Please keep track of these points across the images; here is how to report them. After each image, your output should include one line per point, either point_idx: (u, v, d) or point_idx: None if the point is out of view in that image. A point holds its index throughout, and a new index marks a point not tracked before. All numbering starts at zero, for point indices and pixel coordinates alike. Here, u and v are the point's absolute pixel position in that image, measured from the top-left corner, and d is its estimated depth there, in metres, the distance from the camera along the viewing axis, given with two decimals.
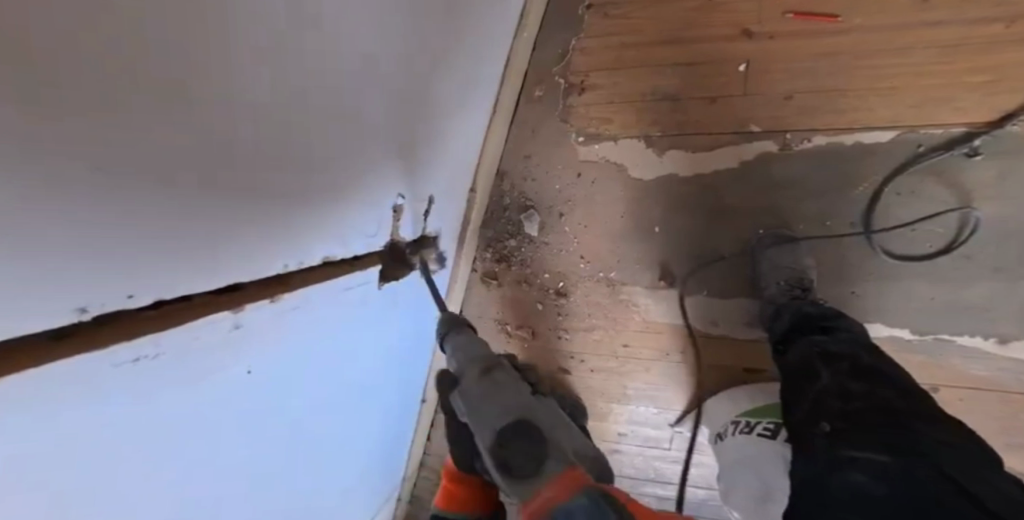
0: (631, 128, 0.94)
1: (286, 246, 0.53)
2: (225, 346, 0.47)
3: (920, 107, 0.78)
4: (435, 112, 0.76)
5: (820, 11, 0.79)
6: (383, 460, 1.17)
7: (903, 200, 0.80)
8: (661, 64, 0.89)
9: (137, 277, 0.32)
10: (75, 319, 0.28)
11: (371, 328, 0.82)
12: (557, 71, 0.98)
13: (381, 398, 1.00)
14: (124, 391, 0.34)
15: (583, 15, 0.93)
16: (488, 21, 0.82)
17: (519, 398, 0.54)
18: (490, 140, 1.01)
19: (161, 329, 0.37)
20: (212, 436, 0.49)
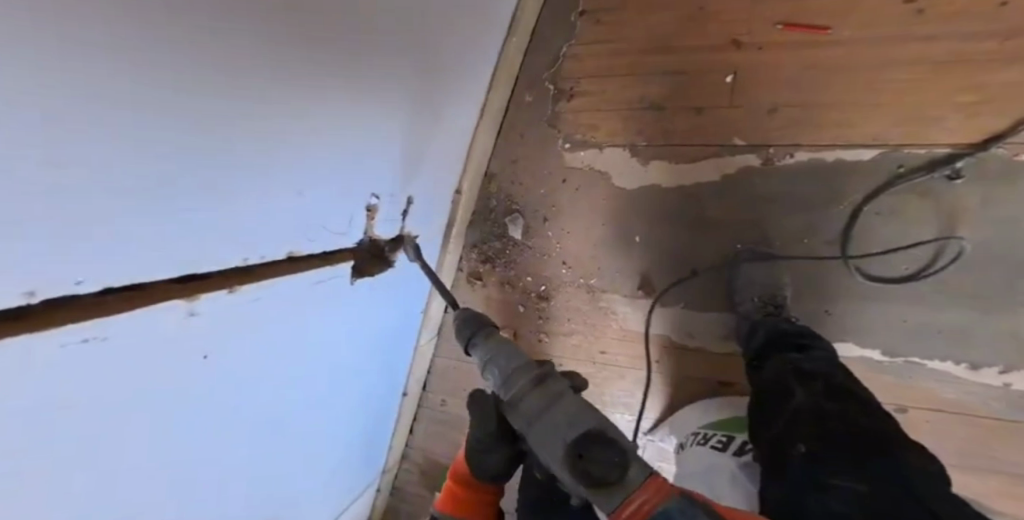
0: (617, 136, 0.93)
1: (255, 242, 0.51)
2: (181, 334, 0.45)
3: (906, 125, 0.77)
4: (420, 108, 0.75)
5: (813, 23, 0.78)
6: (360, 453, 1.17)
7: (881, 222, 0.80)
8: (650, 72, 0.88)
9: (93, 255, 0.31)
10: (23, 302, 0.28)
11: (343, 324, 0.81)
12: (548, 76, 0.97)
13: (356, 392, 0.98)
14: (59, 377, 0.32)
15: (575, 21, 0.93)
16: (482, 21, 0.82)
17: (584, 407, 0.54)
18: (477, 142, 1.01)
19: (116, 316, 0.36)
20: (166, 429, 0.47)
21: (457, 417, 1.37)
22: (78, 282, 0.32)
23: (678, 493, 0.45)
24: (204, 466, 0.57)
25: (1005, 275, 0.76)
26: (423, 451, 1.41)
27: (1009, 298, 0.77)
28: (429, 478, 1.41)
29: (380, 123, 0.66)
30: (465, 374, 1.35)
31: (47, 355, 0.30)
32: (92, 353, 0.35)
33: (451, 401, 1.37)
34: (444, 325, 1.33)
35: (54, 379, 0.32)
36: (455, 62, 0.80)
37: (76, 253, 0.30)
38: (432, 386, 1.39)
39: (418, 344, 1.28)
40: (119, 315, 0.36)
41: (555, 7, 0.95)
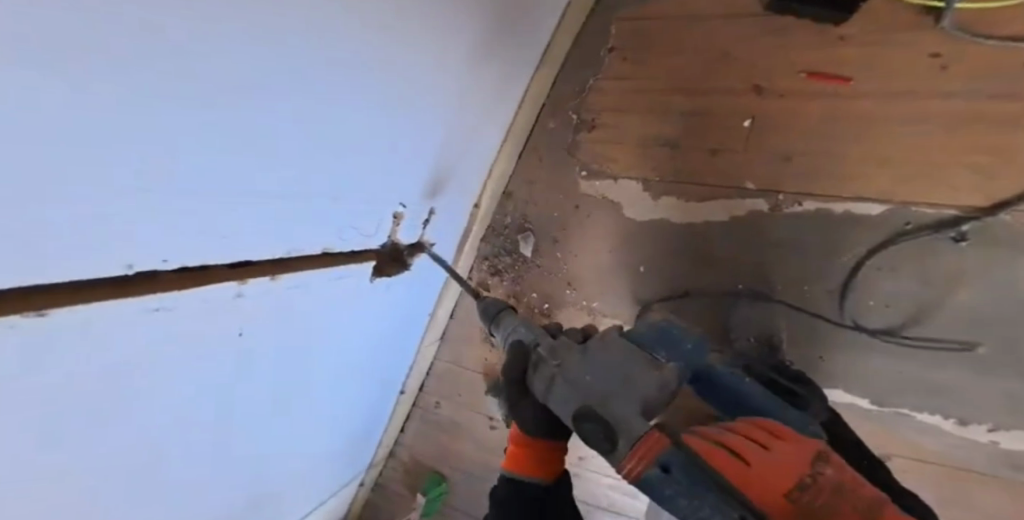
0: (632, 170, 0.96)
1: (250, 250, 0.57)
2: (225, 310, 0.59)
3: (911, 183, 0.75)
4: (419, 121, 0.75)
5: (836, 73, 0.76)
6: (347, 447, 1.23)
7: (882, 276, 0.80)
8: (668, 111, 0.90)
9: (128, 249, 0.40)
10: (123, 271, 0.42)
11: (338, 317, 0.85)
12: (572, 105, 1.01)
13: (355, 386, 1.08)
14: (129, 332, 0.46)
15: (604, 57, 0.96)
16: (504, 57, 0.88)
17: (573, 387, 0.64)
18: (499, 161, 1.07)
19: (184, 292, 0.51)
20: (202, 386, 0.62)
21: (451, 421, 1.37)
22: (127, 267, 0.41)
23: (664, 451, 0.54)
24: (196, 434, 0.65)
25: (1006, 348, 0.74)
26: (411, 449, 1.45)
27: (1001, 365, 0.75)
28: (412, 477, 1.45)
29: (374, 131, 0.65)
30: (462, 381, 1.34)
31: (127, 315, 0.45)
32: (131, 322, 0.46)
33: (445, 404, 1.38)
34: (447, 331, 1.33)
35: (91, 342, 0.42)
36: (460, 84, 0.80)
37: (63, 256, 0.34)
38: (430, 386, 1.39)
39: (419, 346, 1.29)
40: (155, 293, 0.47)
41: (587, 41, 0.98)
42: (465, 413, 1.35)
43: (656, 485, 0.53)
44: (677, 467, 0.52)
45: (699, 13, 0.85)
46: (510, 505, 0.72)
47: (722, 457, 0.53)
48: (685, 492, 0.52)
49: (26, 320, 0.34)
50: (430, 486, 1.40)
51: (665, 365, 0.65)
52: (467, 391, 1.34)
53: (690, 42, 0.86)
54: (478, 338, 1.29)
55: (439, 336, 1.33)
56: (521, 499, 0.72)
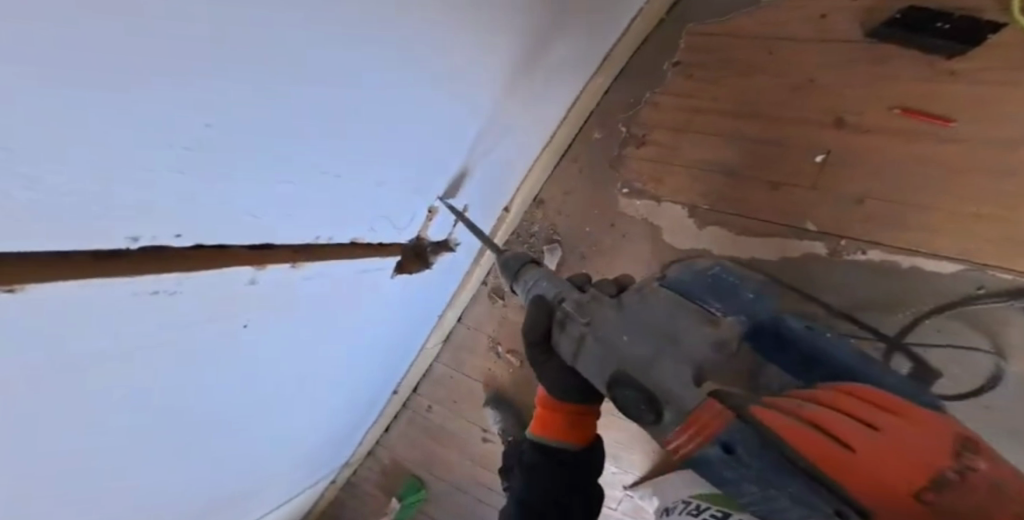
0: (679, 194, 0.89)
1: (262, 230, 0.51)
2: (237, 295, 0.55)
3: (1001, 245, 0.64)
4: (451, 104, 0.66)
5: (936, 112, 0.67)
6: (326, 445, 1.16)
7: (939, 338, 0.70)
8: (731, 135, 0.83)
9: (141, 220, 0.35)
10: (125, 244, 0.36)
11: (338, 308, 0.76)
12: (622, 119, 0.95)
13: (349, 387, 1.02)
14: (121, 314, 0.41)
15: (666, 70, 0.91)
16: (562, 52, 0.82)
17: (606, 346, 0.54)
18: (538, 164, 1.00)
19: (193, 276, 0.47)
20: (191, 372, 0.57)
21: (438, 428, 1.26)
22: (134, 240, 0.37)
23: (725, 429, 0.44)
24: (169, 423, 0.60)
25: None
26: (390, 453, 1.35)
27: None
28: (388, 481, 1.36)
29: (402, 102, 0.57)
30: (462, 390, 1.21)
31: (124, 296, 0.40)
32: (132, 302, 0.41)
33: (438, 409, 1.26)
34: (452, 335, 1.20)
35: (78, 320, 0.37)
36: (506, 71, 0.72)
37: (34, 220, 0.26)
38: (422, 390, 1.27)
39: (423, 347, 1.19)
40: (162, 274, 0.43)
41: (652, 50, 0.93)
42: (454, 423, 1.24)
43: (715, 464, 0.46)
44: (742, 447, 0.43)
45: (794, 35, 0.79)
46: (544, 472, 0.64)
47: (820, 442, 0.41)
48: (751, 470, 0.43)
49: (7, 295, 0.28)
50: (406, 493, 1.31)
51: (722, 320, 0.53)
52: (464, 400, 1.21)
53: (776, 64, 0.80)
54: (484, 348, 1.15)
55: (442, 340, 1.21)
56: (554, 464, 0.63)
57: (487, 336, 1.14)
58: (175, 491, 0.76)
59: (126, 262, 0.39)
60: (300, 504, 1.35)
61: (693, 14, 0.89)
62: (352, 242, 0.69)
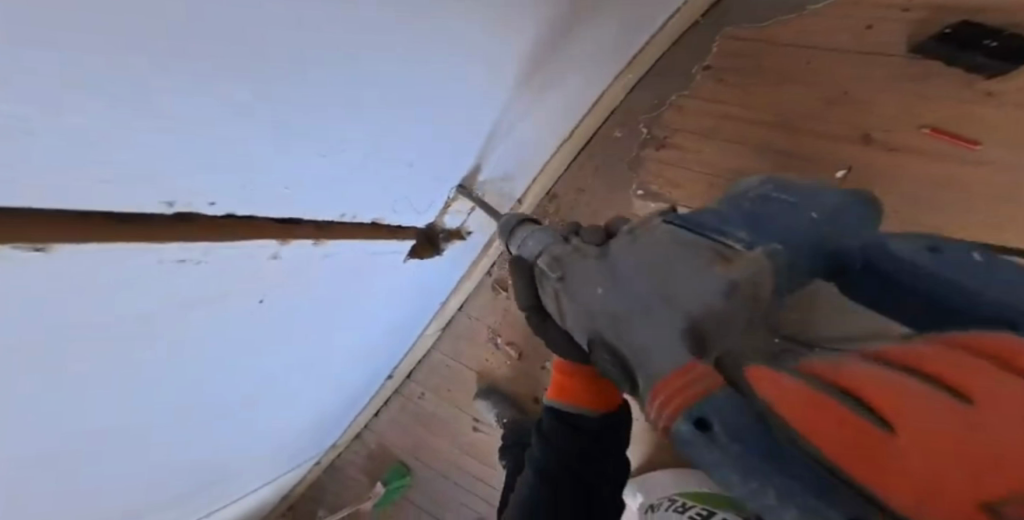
0: (695, 201, 0.88)
1: (282, 203, 0.49)
2: (259, 270, 0.54)
3: None
4: (483, 84, 0.65)
5: (964, 133, 0.69)
6: (318, 426, 1.14)
7: None
8: (756, 144, 0.84)
9: (169, 183, 0.35)
10: (164, 208, 0.37)
11: (347, 288, 0.75)
12: (644, 118, 0.95)
13: (350, 370, 1.01)
14: (142, 280, 0.40)
15: (696, 73, 0.91)
16: (597, 42, 0.81)
17: (584, 303, 0.50)
18: (556, 156, 0.99)
19: (222, 246, 0.46)
20: (203, 345, 0.56)
21: (430, 416, 1.25)
22: (168, 205, 0.37)
23: (702, 399, 0.32)
24: (171, 395, 0.59)
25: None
26: (378, 437, 1.34)
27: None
28: (373, 465, 1.35)
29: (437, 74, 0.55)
30: (457, 379, 1.20)
31: (146, 263, 0.39)
32: (155, 269, 0.41)
33: (430, 397, 1.25)
34: (452, 323, 1.19)
35: (98, 282, 0.37)
36: (542, 55, 0.71)
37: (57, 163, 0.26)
38: (417, 376, 1.26)
39: (421, 333, 1.17)
40: (189, 243, 0.42)
41: (682, 52, 0.94)
42: (446, 413, 1.23)
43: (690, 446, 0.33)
44: (722, 424, 0.30)
45: (832, 48, 0.80)
46: (560, 439, 0.63)
47: (860, 426, 0.23)
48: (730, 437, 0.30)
49: (35, 252, 0.29)
50: (390, 478, 1.30)
51: (735, 263, 0.43)
52: (459, 389, 1.20)
53: (810, 75, 0.81)
54: (483, 338, 1.15)
55: (441, 328, 1.19)
56: (572, 430, 0.63)
57: (487, 326, 1.13)
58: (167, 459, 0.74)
59: (152, 226, 0.39)
60: (284, 482, 1.33)
61: (729, 19, 0.90)
62: (374, 223, 0.69)
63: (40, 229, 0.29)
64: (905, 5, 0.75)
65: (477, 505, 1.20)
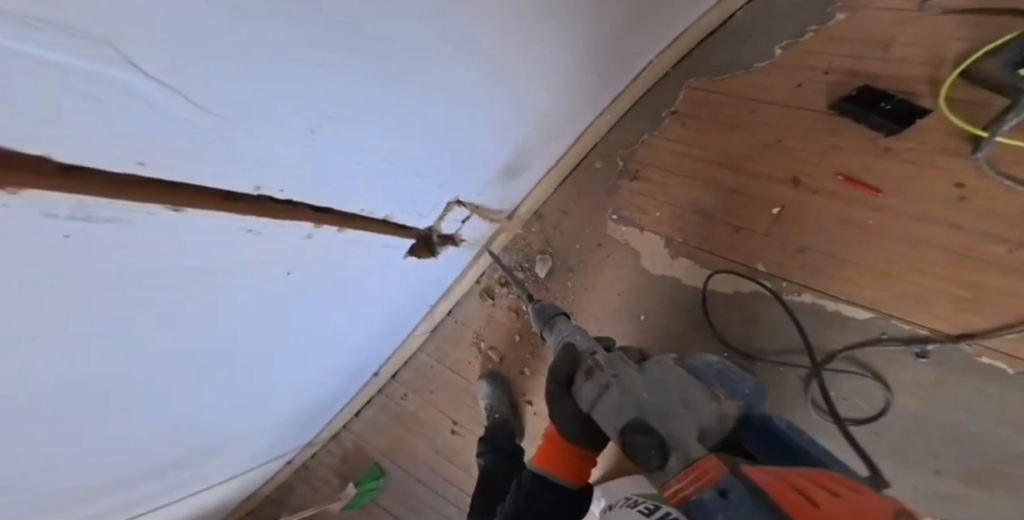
0: (661, 226, 1.03)
1: (296, 171, 0.60)
2: (289, 242, 0.69)
3: (900, 299, 0.83)
4: (481, 103, 0.79)
5: (869, 183, 0.86)
6: (296, 414, 1.20)
7: (849, 373, 0.87)
8: (709, 183, 1.00)
9: (267, 169, 0.56)
10: (251, 190, 0.57)
11: (349, 268, 0.86)
12: (620, 153, 1.11)
13: (337, 356, 1.11)
14: (198, 236, 0.55)
15: (665, 117, 1.08)
16: (584, 83, 0.98)
17: (628, 397, 0.74)
18: (551, 175, 1.12)
19: (269, 222, 0.63)
20: (229, 298, 0.70)
21: (411, 416, 1.32)
22: (257, 188, 0.58)
23: (723, 478, 0.53)
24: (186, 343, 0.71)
25: (922, 450, 0.81)
26: (355, 437, 1.39)
27: (917, 460, 0.81)
28: (347, 467, 1.39)
29: (441, 85, 0.69)
30: (439, 379, 1.28)
31: (208, 224, 0.55)
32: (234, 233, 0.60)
33: (412, 397, 1.32)
34: (439, 327, 1.29)
35: (202, 240, 0.57)
36: (533, 92, 0.87)
37: (201, 159, 0.48)
38: (401, 376, 1.34)
39: (410, 333, 1.26)
40: (245, 217, 0.59)
41: (653, 97, 1.10)
42: (426, 414, 1.30)
43: (708, 507, 0.52)
44: (736, 494, 0.50)
45: (772, 103, 0.98)
46: (539, 494, 0.85)
47: (792, 499, 0.48)
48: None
49: (172, 212, 0.49)
50: (364, 478, 1.34)
51: (723, 400, 0.73)
52: (441, 391, 1.28)
53: (754, 124, 0.98)
54: (467, 342, 1.24)
55: (429, 331, 1.29)
56: (551, 491, 0.84)
57: (473, 331, 1.23)
58: (174, 412, 0.85)
59: (245, 203, 0.59)
60: (253, 479, 1.35)
61: (694, 72, 1.08)
62: (382, 218, 0.83)
63: (179, 199, 0.50)
64: (824, 68, 0.94)
65: (443, 506, 1.26)
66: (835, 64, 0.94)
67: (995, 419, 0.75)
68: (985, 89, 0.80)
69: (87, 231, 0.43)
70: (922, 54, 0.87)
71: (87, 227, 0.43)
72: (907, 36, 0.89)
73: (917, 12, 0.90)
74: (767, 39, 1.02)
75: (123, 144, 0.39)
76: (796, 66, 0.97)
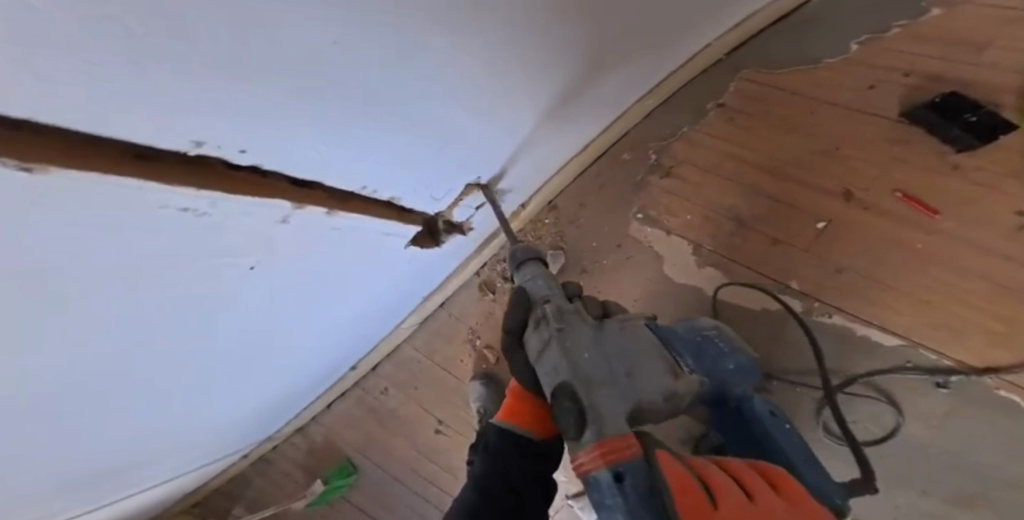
0: (689, 230, 0.94)
1: (297, 140, 0.45)
2: (271, 229, 0.54)
3: (943, 333, 0.77)
4: (528, 71, 0.66)
5: (927, 203, 0.80)
6: (266, 412, 1.06)
7: (864, 398, 0.80)
8: (751, 187, 0.91)
9: (253, 134, 0.40)
10: (187, 147, 0.36)
11: (334, 260, 0.70)
12: (653, 146, 1.00)
13: (317, 354, 0.97)
14: (139, 221, 0.38)
15: (710, 109, 0.98)
16: (639, 59, 0.87)
17: (568, 355, 0.63)
18: (583, 156, 1.01)
19: (216, 194, 0.42)
20: (194, 305, 0.55)
21: (392, 412, 1.20)
22: (195, 145, 0.37)
23: (627, 460, 0.50)
24: (137, 356, 0.56)
25: (924, 477, 0.76)
26: (327, 430, 1.26)
27: (907, 479, 0.77)
28: (313, 462, 1.26)
29: (499, 39, 0.56)
30: (426, 376, 1.17)
31: (154, 204, 0.38)
32: (160, 215, 0.39)
33: (394, 393, 1.20)
34: (430, 319, 1.17)
35: (101, 222, 0.35)
36: (583, 63, 0.75)
37: (77, 97, 0.25)
38: (383, 369, 1.22)
39: (398, 325, 1.14)
40: (197, 191, 0.40)
41: (696, 87, 1.00)
42: (408, 412, 1.19)
43: (602, 486, 0.51)
44: (632, 480, 0.48)
45: (838, 101, 0.90)
46: (509, 454, 0.71)
47: (692, 493, 0.45)
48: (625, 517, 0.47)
49: (22, 174, 0.26)
50: (331, 477, 1.22)
51: (682, 375, 0.66)
52: (428, 388, 1.17)
53: (808, 128, 0.90)
54: (460, 338, 1.13)
55: (419, 323, 1.17)
56: (517, 453, 0.71)
57: (468, 327, 1.12)
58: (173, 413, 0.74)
59: (164, 165, 0.37)
60: (202, 476, 1.20)
61: (747, 62, 0.98)
62: (387, 202, 0.69)
63: (44, 152, 0.27)
64: (906, 70, 0.86)
65: (422, 508, 1.16)
66: (918, 66, 0.86)
67: (1007, 457, 0.71)
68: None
69: None
70: (1018, 64, 0.79)
71: None
72: (1002, 41, 0.81)
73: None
74: (838, 33, 0.93)
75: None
76: (870, 65, 0.89)
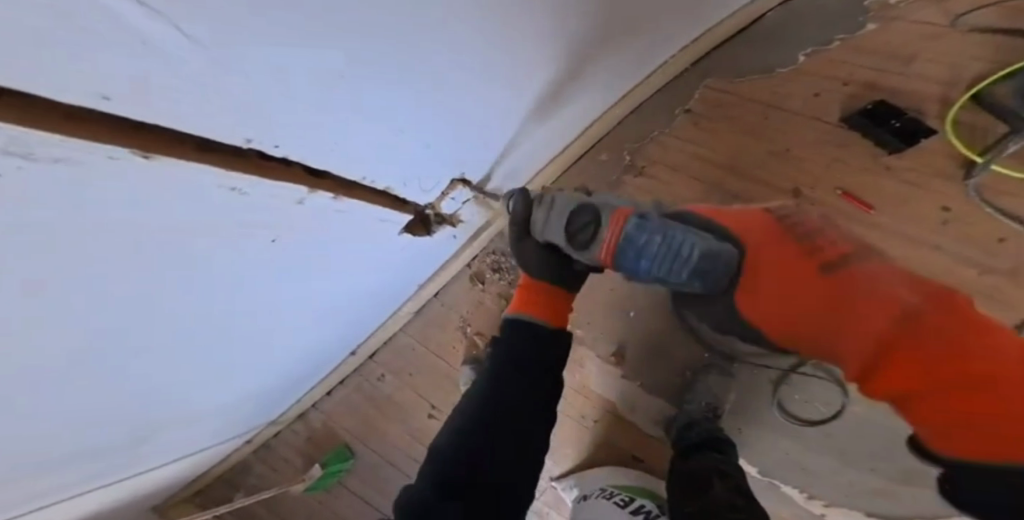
0: None
1: (310, 127, 0.54)
2: (289, 209, 0.63)
3: None
4: (508, 74, 0.76)
5: (865, 200, 0.90)
6: (267, 394, 1.13)
7: (816, 378, 0.93)
8: (714, 185, 1.01)
9: (274, 122, 0.49)
10: (241, 142, 0.49)
11: (341, 241, 0.79)
12: (628, 147, 1.10)
13: (319, 337, 1.05)
14: (191, 198, 0.48)
15: (679, 114, 1.08)
16: (612, 68, 0.97)
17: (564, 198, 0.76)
18: (568, 151, 1.10)
19: (257, 181, 0.53)
20: (214, 276, 0.64)
21: (387, 398, 1.28)
22: (247, 141, 0.49)
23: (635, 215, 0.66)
24: (163, 322, 0.64)
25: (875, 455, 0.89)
26: (325, 417, 1.33)
27: (856, 459, 0.90)
28: (312, 447, 1.33)
29: (480, 44, 0.66)
30: (421, 362, 1.25)
31: (205, 184, 0.48)
32: (211, 192, 0.50)
33: (390, 379, 1.28)
34: (424, 309, 1.25)
35: (162, 195, 0.45)
36: (560, 70, 0.85)
37: (150, 87, 0.34)
38: (380, 357, 1.29)
39: (395, 310, 1.22)
40: (243, 176, 0.51)
41: (667, 94, 1.10)
42: (403, 397, 1.26)
43: (631, 237, 0.65)
44: (653, 219, 0.65)
45: (789, 108, 1.00)
46: (508, 391, 0.86)
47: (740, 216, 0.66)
48: (656, 231, 0.63)
49: (143, 160, 0.39)
50: (330, 461, 1.29)
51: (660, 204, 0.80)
52: (422, 374, 1.25)
53: (764, 132, 1.01)
54: (453, 326, 1.21)
55: (414, 312, 1.25)
56: (512, 390, 0.86)
57: (459, 316, 1.21)
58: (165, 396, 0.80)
59: (219, 155, 0.48)
60: (203, 463, 1.25)
61: (714, 71, 1.09)
62: (383, 191, 0.78)
63: (132, 137, 0.37)
64: (846, 80, 0.98)
65: None
66: (855, 76, 0.97)
67: None
68: (990, 114, 0.87)
69: (61, 181, 0.34)
70: (940, 76, 0.92)
71: (73, 184, 0.35)
72: (929, 51, 0.94)
73: (948, 28, 0.95)
74: (792, 44, 1.04)
75: (21, 56, 0.23)
76: (818, 75, 1.00)
